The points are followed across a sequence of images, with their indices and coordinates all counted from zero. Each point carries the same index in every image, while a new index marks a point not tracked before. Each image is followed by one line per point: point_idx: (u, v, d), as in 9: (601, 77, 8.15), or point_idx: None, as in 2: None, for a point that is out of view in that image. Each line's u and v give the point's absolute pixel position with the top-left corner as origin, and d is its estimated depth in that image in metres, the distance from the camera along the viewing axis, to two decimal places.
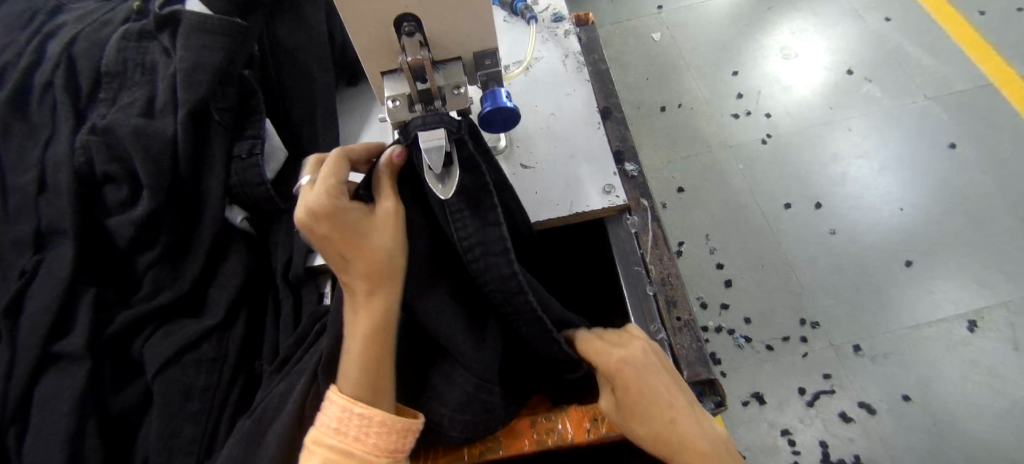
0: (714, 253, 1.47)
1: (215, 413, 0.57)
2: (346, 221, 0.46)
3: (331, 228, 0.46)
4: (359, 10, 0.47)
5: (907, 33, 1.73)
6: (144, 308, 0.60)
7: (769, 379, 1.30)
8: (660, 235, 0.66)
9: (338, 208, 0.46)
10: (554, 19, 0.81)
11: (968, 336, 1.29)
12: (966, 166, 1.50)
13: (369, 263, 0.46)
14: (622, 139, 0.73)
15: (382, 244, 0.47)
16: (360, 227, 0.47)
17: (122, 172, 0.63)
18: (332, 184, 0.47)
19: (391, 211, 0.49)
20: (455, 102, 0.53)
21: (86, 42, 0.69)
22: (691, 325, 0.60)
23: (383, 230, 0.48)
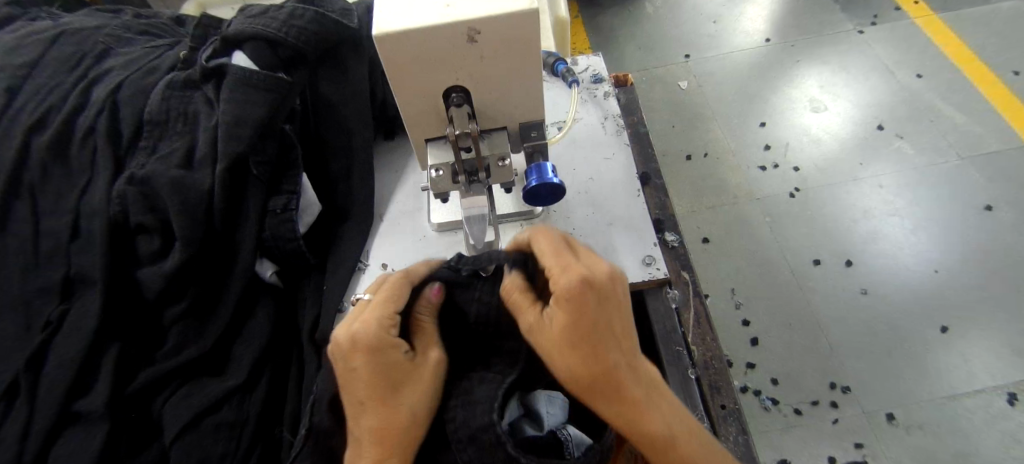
0: (740, 309, 1.43)
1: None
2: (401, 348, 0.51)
3: (365, 372, 0.48)
4: (409, 82, 0.47)
5: (938, 89, 1.71)
6: (167, 365, 0.58)
7: (798, 445, 1.23)
8: (703, 312, 0.63)
9: (381, 349, 0.49)
10: (593, 80, 0.81)
11: (1009, 410, 1.21)
12: (1004, 228, 1.45)
13: (392, 413, 0.47)
14: (662, 207, 0.71)
15: (410, 396, 0.48)
16: (393, 373, 0.49)
17: (156, 223, 0.62)
18: (376, 331, 0.50)
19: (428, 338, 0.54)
20: (499, 173, 0.53)
21: (132, 89, 0.70)
22: (736, 414, 0.57)
23: (417, 381, 0.49)
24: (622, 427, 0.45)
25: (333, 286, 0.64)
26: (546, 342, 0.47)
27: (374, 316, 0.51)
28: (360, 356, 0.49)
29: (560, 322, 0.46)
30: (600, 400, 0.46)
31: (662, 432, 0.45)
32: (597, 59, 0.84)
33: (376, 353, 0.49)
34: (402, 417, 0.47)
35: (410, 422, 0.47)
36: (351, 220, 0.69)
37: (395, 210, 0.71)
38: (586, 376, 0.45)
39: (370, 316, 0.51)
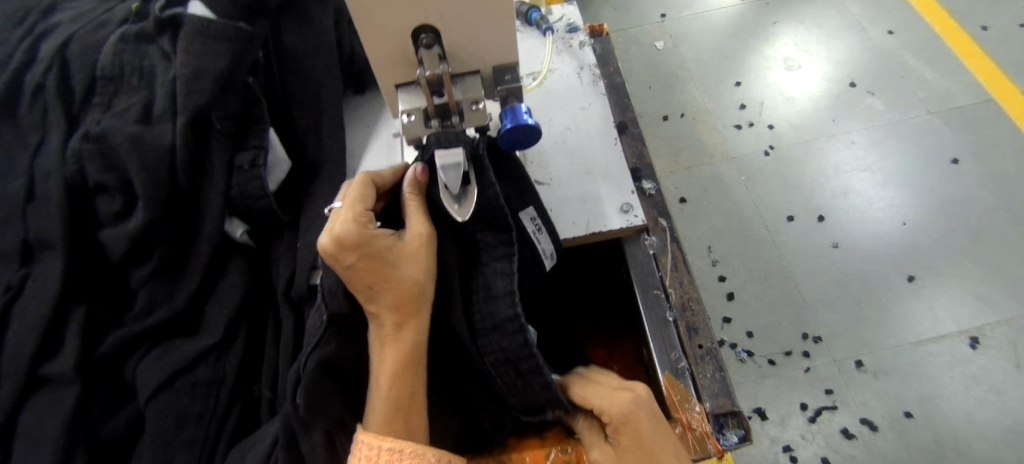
0: (716, 266, 1.45)
1: (214, 438, 0.54)
2: (379, 246, 0.47)
3: (361, 268, 0.46)
4: (375, 21, 0.45)
5: (910, 46, 1.73)
6: (138, 327, 0.57)
7: (772, 393, 1.29)
8: (680, 257, 0.63)
9: (369, 242, 0.47)
10: (568, 30, 0.79)
11: (970, 353, 1.28)
12: (968, 180, 1.50)
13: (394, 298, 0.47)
14: (639, 156, 0.70)
15: (411, 271, 0.49)
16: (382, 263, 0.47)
17: (117, 182, 0.59)
18: (359, 228, 0.47)
19: (416, 231, 0.51)
20: (473, 118, 0.51)
21: (80, 44, 0.66)
22: (712, 353, 0.57)
23: (408, 258, 0.49)
24: None
25: (306, 243, 0.63)
26: None
27: (349, 213, 0.47)
28: (350, 253, 0.45)
29: None
30: None
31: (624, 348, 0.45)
32: (572, 8, 0.82)
33: (364, 246, 0.46)
34: (411, 285, 0.48)
35: (418, 288, 0.49)
36: (324, 177, 0.67)
37: (369, 166, 0.70)
38: None
39: (354, 213, 0.47)
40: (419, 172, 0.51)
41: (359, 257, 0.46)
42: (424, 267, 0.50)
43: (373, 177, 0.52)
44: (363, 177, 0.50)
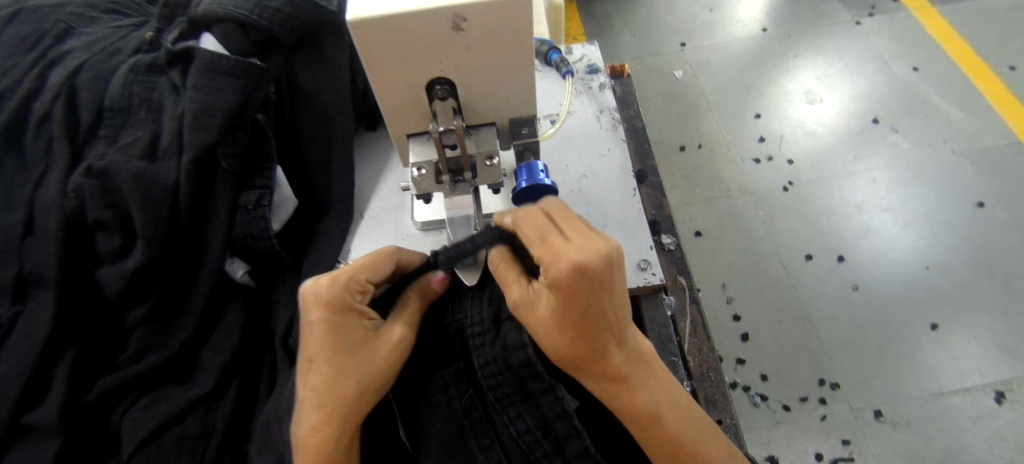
0: (731, 303, 1.41)
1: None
2: (347, 326, 0.47)
3: (319, 331, 0.46)
4: (388, 74, 0.43)
5: (935, 84, 1.69)
6: (126, 372, 0.54)
7: (786, 440, 1.23)
8: (698, 319, 0.61)
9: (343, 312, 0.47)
10: (588, 71, 0.77)
11: (994, 407, 1.21)
12: (995, 225, 1.44)
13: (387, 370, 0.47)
14: (659, 208, 0.68)
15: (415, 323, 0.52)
16: (355, 339, 0.47)
17: (116, 219, 0.58)
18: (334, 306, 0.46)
19: (392, 337, 0.49)
20: (486, 174, 0.49)
21: (91, 73, 0.64)
22: (732, 430, 0.54)
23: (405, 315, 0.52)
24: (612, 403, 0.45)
25: None
26: (533, 321, 0.45)
27: (343, 278, 0.47)
28: (317, 312, 0.46)
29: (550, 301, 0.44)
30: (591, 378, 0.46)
31: (649, 408, 0.44)
32: (593, 48, 0.80)
33: (336, 313, 0.46)
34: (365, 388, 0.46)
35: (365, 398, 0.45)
36: (330, 217, 0.65)
37: (377, 207, 0.67)
38: (572, 356, 0.44)
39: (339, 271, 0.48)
40: (436, 280, 0.55)
41: (327, 320, 0.45)
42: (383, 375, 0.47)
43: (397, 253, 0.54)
44: (386, 253, 0.52)
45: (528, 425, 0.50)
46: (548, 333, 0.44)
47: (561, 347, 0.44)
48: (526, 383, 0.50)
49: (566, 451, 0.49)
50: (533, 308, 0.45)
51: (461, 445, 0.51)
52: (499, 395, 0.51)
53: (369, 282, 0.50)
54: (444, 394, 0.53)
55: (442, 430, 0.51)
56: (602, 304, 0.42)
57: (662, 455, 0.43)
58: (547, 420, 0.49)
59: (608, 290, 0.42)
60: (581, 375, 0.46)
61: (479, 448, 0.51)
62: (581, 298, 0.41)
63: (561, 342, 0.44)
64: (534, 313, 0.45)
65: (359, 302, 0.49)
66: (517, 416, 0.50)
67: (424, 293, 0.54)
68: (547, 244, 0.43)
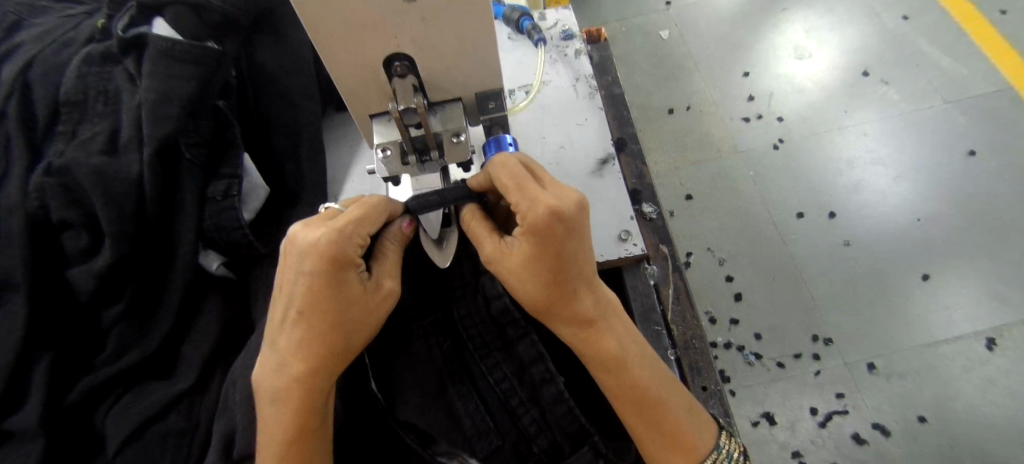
0: (723, 265, 1.41)
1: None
2: (338, 280, 0.44)
3: (309, 285, 0.43)
4: (341, 53, 0.41)
5: (926, 32, 1.65)
6: (106, 372, 0.54)
7: (780, 397, 1.25)
8: (682, 287, 0.60)
9: (338, 267, 0.44)
10: (563, 37, 0.74)
11: (985, 354, 1.23)
12: (987, 173, 1.43)
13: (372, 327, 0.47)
14: (639, 176, 0.66)
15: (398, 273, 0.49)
16: (347, 293, 0.45)
17: (81, 218, 0.56)
18: (325, 257, 0.43)
19: (382, 293, 0.47)
20: (454, 151, 0.47)
21: (43, 67, 0.62)
22: (717, 395, 0.54)
23: (389, 266, 0.49)
24: (578, 347, 0.47)
25: None
26: (504, 270, 0.46)
27: (339, 229, 0.44)
28: (311, 264, 0.43)
29: (522, 250, 0.45)
30: (559, 323, 0.48)
31: (616, 353, 0.46)
32: (567, 13, 0.77)
33: (332, 268, 0.43)
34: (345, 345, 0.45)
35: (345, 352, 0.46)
36: (303, 204, 0.64)
37: (351, 191, 0.66)
38: (541, 300, 0.46)
39: (340, 224, 0.44)
40: (406, 227, 0.50)
41: (321, 277, 0.43)
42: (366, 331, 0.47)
43: (388, 203, 0.48)
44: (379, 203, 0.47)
45: (505, 374, 0.52)
46: (519, 276, 0.45)
47: (533, 296, 0.46)
48: (505, 334, 0.54)
49: (542, 397, 0.51)
50: (503, 257, 0.46)
51: (441, 394, 0.50)
52: (478, 344, 0.53)
53: (368, 233, 0.46)
54: (424, 344, 0.53)
55: (420, 380, 0.50)
56: (574, 250, 0.44)
57: (626, 398, 0.46)
58: (524, 366, 0.52)
59: (577, 239, 0.44)
60: (549, 322, 0.48)
61: (457, 396, 0.51)
62: (554, 245, 0.43)
63: (532, 288, 0.45)
64: (505, 265, 0.46)
65: (357, 255, 0.45)
66: (494, 365, 0.52)
67: (397, 240, 0.50)
68: (522, 192, 0.44)
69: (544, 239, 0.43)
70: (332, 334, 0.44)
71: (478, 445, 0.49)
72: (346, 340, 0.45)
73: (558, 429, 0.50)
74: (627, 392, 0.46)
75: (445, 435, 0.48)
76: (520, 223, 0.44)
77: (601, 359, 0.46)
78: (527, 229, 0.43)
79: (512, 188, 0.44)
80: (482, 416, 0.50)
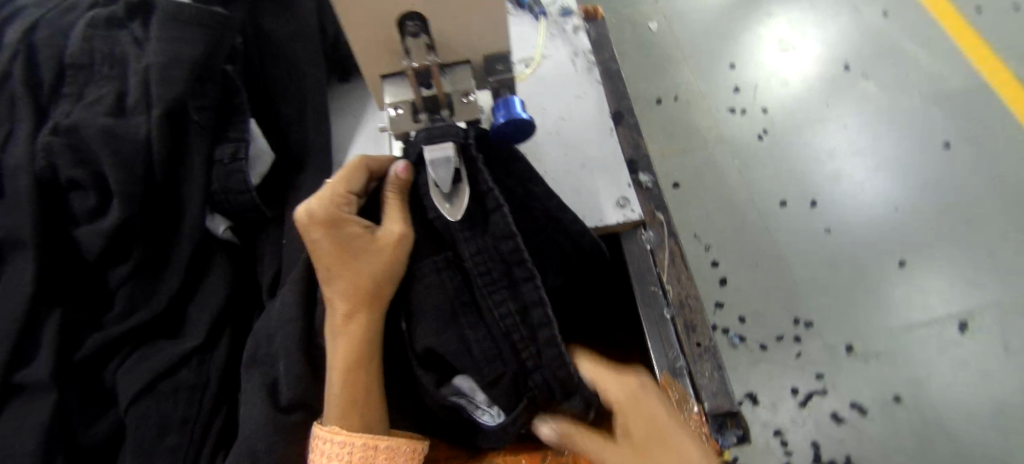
0: (709, 251, 1.45)
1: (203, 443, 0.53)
2: (342, 234, 0.48)
3: (327, 246, 0.48)
4: (358, 12, 0.42)
5: (904, 27, 1.71)
6: (116, 329, 0.54)
7: (763, 378, 1.29)
8: (676, 251, 0.62)
9: (337, 224, 0.48)
10: (562, 14, 0.76)
11: (958, 336, 1.29)
12: (961, 165, 1.50)
13: (390, 264, 0.48)
14: (636, 146, 0.68)
15: (407, 215, 0.50)
16: (351, 238, 0.48)
17: (88, 177, 0.56)
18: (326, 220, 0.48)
19: (389, 233, 0.48)
20: (463, 111, 0.49)
21: (47, 29, 0.61)
22: (711, 351, 0.56)
23: (394, 211, 0.49)
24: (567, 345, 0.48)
25: (292, 238, 0.61)
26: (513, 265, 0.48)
27: (328, 193, 0.48)
28: (318, 230, 0.48)
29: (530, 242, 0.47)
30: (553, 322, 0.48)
31: None
32: None
33: (332, 227, 0.48)
34: (368, 284, 0.47)
35: (374, 286, 0.48)
36: (309, 170, 0.64)
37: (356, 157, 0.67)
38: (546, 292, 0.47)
39: (325, 190, 0.49)
40: (400, 170, 0.48)
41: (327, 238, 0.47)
42: (388, 268, 0.48)
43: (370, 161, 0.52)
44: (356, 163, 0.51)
45: (510, 310, 0.49)
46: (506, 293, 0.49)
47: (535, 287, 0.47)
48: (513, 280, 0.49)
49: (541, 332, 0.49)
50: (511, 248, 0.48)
51: (449, 326, 0.50)
52: (485, 281, 0.49)
53: (351, 193, 0.50)
54: (436, 278, 0.50)
55: (432, 309, 0.50)
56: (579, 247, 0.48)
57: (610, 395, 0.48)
58: (527, 308, 0.49)
59: None
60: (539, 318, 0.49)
61: (468, 325, 0.50)
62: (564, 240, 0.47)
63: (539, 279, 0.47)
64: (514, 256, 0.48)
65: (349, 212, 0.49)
66: (501, 301, 0.49)
67: (399, 186, 0.50)
68: None
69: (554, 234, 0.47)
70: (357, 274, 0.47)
71: (485, 370, 0.51)
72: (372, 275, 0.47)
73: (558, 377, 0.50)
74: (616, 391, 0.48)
75: (457, 360, 0.50)
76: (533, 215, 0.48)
77: None
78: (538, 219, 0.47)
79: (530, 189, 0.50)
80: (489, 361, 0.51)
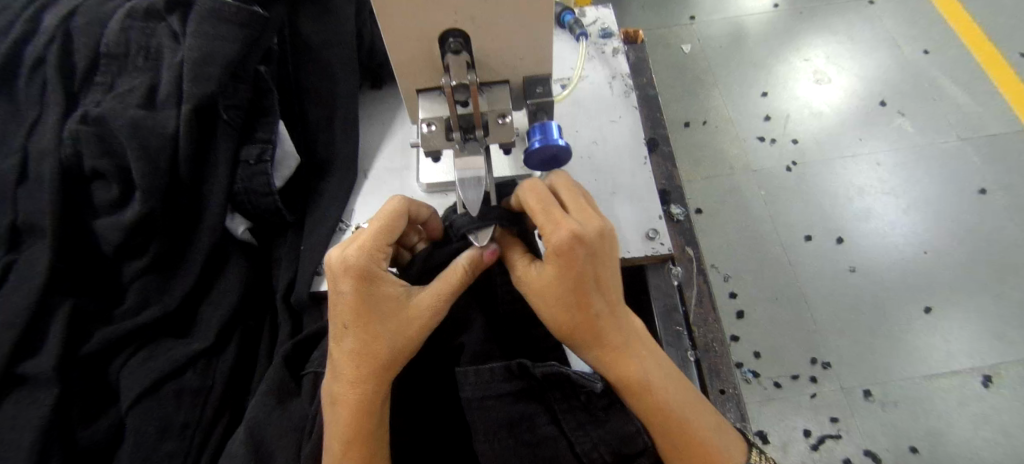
0: (728, 281, 1.41)
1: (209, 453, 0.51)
2: (373, 295, 0.43)
3: (349, 302, 0.43)
4: (399, 23, 0.41)
5: (945, 67, 1.66)
6: (126, 325, 0.53)
7: (774, 417, 1.25)
8: (705, 290, 0.60)
9: (373, 280, 0.43)
10: (602, 35, 0.74)
11: (982, 391, 1.23)
12: (995, 212, 1.44)
13: (414, 338, 0.45)
14: (669, 177, 0.66)
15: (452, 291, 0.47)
16: (388, 309, 0.44)
17: (114, 169, 0.56)
18: (358, 311, 0.43)
19: (423, 310, 0.45)
20: (499, 133, 0.47)
21: (85, 15, 0.61)
22: (736, 399, 0.55)
23: (438, 283, 0.46)
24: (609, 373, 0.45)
25: (311, 245, 0.59)
26: (534, 294, 0.45)
27: (369, 244, 0.43)
28: (347, 283, 0.43)
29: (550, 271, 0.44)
30: (589, 348, 0.46)
31: (642, 378, 0.45)
32: (607, 11, 0.77)
33: (367, 284, 0.43)
34: (381, 354, 0.43)
35: (389, 360, 0.43)
36: (333, 176, 0.64)
37: (381, 167, 0.66)
38: (571, 325, 0.44)
39: (365, 235, 0.44)
40: (489, 253, 0.48)
41: (355, 295, 0.42)
42: (409, 342, 0.44)
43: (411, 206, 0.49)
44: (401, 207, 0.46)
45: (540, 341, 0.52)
46: (546, 290, 0.44)
47: (558, 320, 0.45)
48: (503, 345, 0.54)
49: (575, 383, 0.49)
50: (533, 277, 0.45)
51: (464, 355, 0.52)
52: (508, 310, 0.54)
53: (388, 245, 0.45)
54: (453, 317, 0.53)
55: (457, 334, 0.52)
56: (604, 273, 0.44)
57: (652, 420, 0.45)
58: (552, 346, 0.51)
59: (599, 263, 0.43)
60: (572, 345, 0.47)
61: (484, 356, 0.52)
62: (582, 274, 0.43)
63: (561, 311, 0.44)
64: (534, 286, 0.45)
65: (385, 269, 0.45)
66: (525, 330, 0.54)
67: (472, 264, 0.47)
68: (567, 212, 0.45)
69: (569, 261, 0.42)
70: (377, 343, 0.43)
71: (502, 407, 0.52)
72: (391, 347, 0.43)
73: (603, 445, 0.47)
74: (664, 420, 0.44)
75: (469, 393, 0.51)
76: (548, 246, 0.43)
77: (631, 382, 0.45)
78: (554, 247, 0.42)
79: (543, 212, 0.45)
80: (507, 410, 0.49)
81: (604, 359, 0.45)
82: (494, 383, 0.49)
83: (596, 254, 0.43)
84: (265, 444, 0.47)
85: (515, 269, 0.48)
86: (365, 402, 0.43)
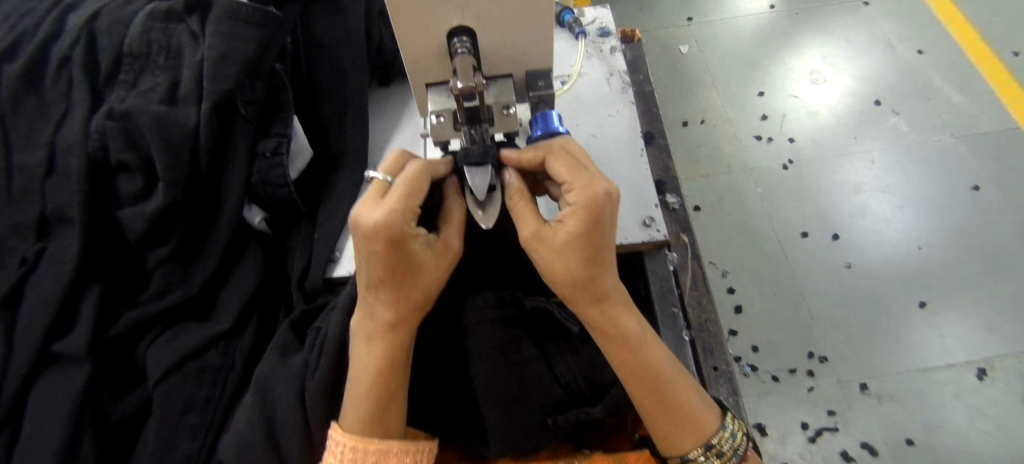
0: (726, 277, 1.44)
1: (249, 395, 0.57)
2: (399, 255, 0.42)
3: (376, 260, 0.42)
4: (410, 21, 0.44)
5: (939, 66, 1.69)
6: (151, 308, 0.56)
7: (772, 410, 1.27)
8: (700, 275, 0.62)
9: (404, 242, 0.41)
10: (600, 33, 0.78)
11: (976, 384, 1.26)
12: (989, 208, 1.47)
13: (437, 283, 0.47)
14: (665, 169, 0.69)
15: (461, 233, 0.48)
16: (417, 265, 0.44)
17: (139, 162, 0.59)
18: (385, 267, 0.42)
19: (444, 253, 0.47)
20: (503, 123, 0.51)
21: (108, 17, 0.64)
22: (728, 376, 0.56)
23: (452, 225, 0.48)
24: (602, 325, 0.48)
25: (325, 233, 0.62)
26: (548, 252, 0.45)
27: (394, 203, 0.41)
28: (380, 245, 0.41)
29: (568, 229, 0.44)
30: (584, 303, 0.48)
31: (636, 333, 0.48)
32: (604, 11, 0.81)
33: (397, 245, 0.41)
34: (414, 301, 0.45)
35: (419, 303, 0.46)
36: (345, 169, 0.67)
37: None
38: (579, 277, 0.46)
39: (393, 200, 0.41)
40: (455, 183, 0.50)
41: (384, 256, 0.41)
42: (431, 291, 0.46)
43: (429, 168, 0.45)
44: (420, 169, 0.43)
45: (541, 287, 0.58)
46: (558, 256, 0.45)
47: (567, 274, 0.46)
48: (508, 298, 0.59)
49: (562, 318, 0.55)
50: (550, 235, 0.45)
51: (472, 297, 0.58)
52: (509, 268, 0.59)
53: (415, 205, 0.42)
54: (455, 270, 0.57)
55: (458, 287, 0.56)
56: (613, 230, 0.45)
57: (636, 373, 0.48)
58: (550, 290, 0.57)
59: (607, 224, 0.44)
60: (571, 302, 0.48)
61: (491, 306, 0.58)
62: (599, 231, 0.44)
63: (574, 265, 0.45)
64: (549, 243, 0.45)
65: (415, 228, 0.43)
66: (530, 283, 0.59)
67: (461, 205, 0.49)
68: (581, 175, 0.45)
69: (593, 222, 0.43)
70: (402, 297, 0.44)
71: None
72: (417, 297, 0.45)
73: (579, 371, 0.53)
74: (644, 373, 0.48)
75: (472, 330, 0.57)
76: (573, 203, 0.44)
77: (621, 338, 0.48)
78: (581, 206, 0.43)
79: (567, 172, 0.46)
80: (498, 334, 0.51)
81: (596, 316, 0.48)
82: (484, 309, 0.52)
83: (597, 227, 0.44)
84: (270, 393, 0.50)
85: (523, 226, 0.47)
86: (385, 354, 0.46)
